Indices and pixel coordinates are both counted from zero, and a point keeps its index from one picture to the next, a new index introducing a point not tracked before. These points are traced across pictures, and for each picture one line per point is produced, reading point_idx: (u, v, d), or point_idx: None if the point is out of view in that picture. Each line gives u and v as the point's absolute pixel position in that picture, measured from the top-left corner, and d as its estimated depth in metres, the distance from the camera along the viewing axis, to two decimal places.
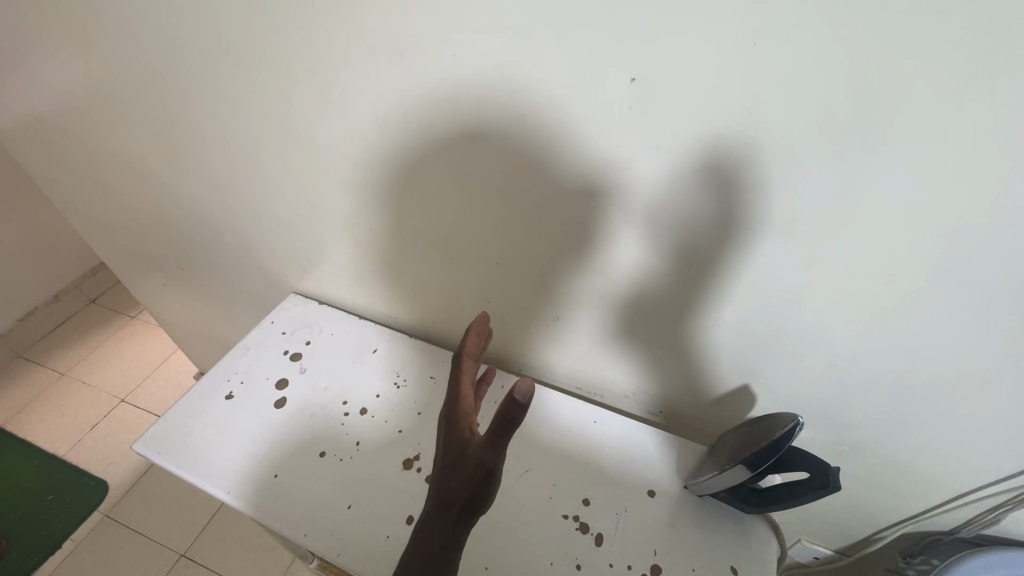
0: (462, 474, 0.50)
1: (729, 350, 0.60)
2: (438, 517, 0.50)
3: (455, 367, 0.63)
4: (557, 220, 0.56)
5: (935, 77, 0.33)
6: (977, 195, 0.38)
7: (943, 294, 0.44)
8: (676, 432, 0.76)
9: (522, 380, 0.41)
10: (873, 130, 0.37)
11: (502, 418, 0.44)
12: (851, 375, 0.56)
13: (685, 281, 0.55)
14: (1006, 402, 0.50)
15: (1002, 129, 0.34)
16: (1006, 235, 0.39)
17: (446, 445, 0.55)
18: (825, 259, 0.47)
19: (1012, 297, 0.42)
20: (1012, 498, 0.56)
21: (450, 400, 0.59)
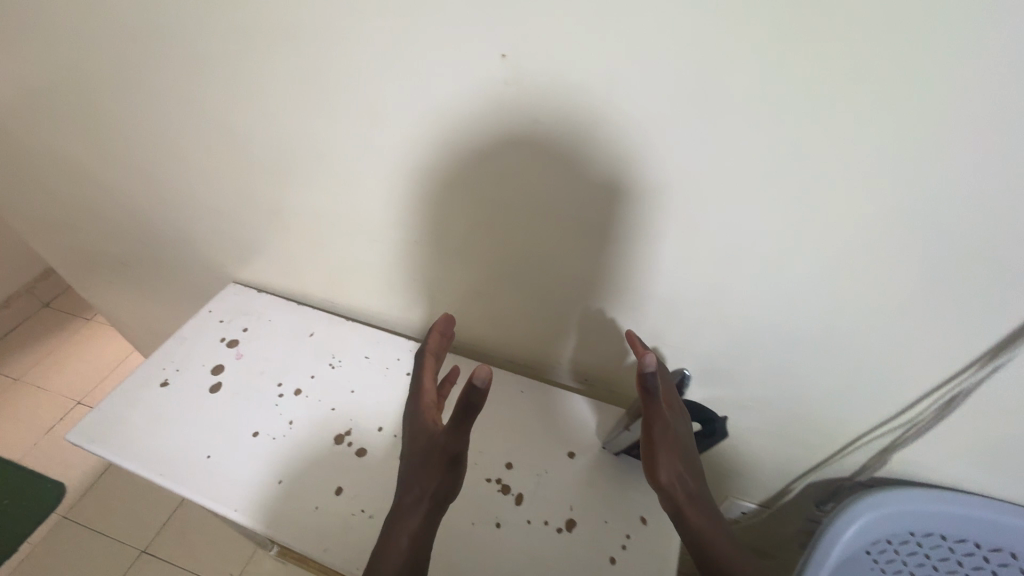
0: (430, 461, 0.55)
1: (637, 314, 0.64)
2: (411, 509, 0.55)
3: (418, 364, 0.69)
4: (465, 193, 0.60)
5: (751, 48, 0.37)
6: (809, 154, 0.42)
7: (804, 249, 0.49)
8: (603, 398, 0.79)
9: (479, 367, 0.48)
10: (712, 95, 0.41)
11: (465, 403, 0.51)
12: (743, 333, 0.60)
13: (584, 240, 0.58)
14: (873, 348, 0.54)
15: (816, 95, 0.38)
16: (839, 189, 0.43)
17: (412, 439, 0.60)
18: (700, 222, 0.50)
19: (857, 247, 0.47)
20: (894, 440, 0.61)
21: (414, 396, 0.66)
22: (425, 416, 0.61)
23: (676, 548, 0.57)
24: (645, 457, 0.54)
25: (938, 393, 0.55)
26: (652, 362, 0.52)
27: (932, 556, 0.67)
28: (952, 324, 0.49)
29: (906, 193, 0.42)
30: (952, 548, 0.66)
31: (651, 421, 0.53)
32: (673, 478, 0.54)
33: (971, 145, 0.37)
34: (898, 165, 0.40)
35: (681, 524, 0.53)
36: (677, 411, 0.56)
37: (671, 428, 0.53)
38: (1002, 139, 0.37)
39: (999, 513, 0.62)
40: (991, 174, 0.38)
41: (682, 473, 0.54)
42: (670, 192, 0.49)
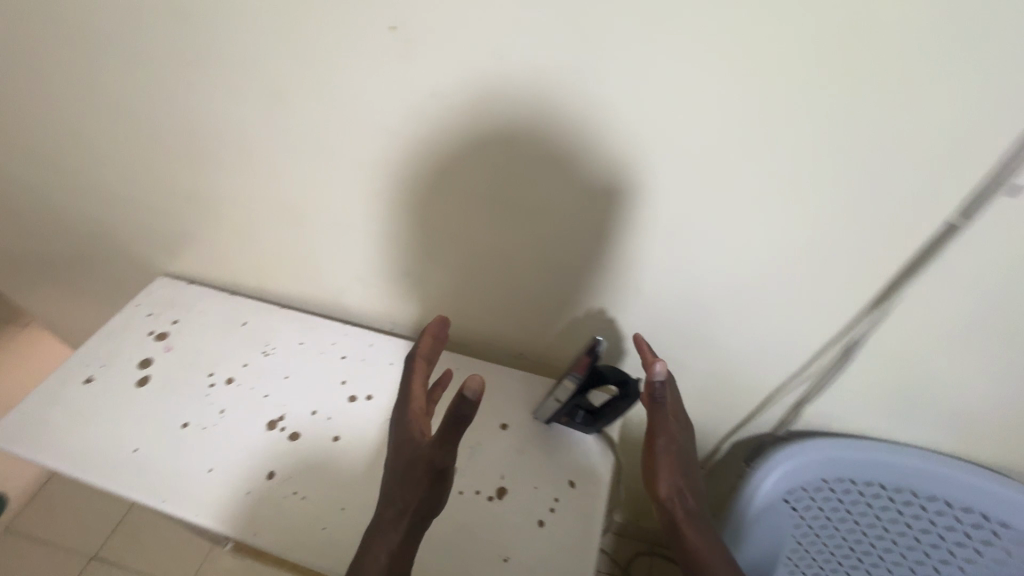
0: (413, 475, 0.54)
1: (558, 284, 0.65)
2: (391, 523, 0.54)
3: (408, 367, 0.67)
4: (380, 167, 0.61)
5: (613, 13, 0.40)
6: (684, 114, 0.45)
7: (699, 210, 0.51)
8: (532, 370, 0.79)
9: (472, 377, 0.47)
10: (588, 60, 0.44)
11: (455, 413, 0.49)
12: (657, 298, 0.62)
13: (497, 206, 0.59)
14: (775, 305, 0.57)
15: (678, 57, 0.41)
16: (718, 148, 0.46)
17: (398, 447, 0.59)
18: (601, 187, 0.52)
19: (744, 205, 0.49)
20: (804, 392, 0.65)
21: (402, 401, 0.64)
22: (412, 426, 0.59)
23: (600, 507, 0.60)
24: (648, 468, 0.60)
25: (835, 340, 0.58)
26: (660, 372, 0.58)
27: (844, 502, 0.70)
28: (842, 273, 0.52)
29: (778, 145, 0.44)
30: (861, 492, 0.68)
31: (655, 432, 0.59)
32: (672, 490, 0.59)
33: (825, 94, 0.40)
34: (765, 121, 0.43)
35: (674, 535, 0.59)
36: (684, 428, 0.62)
37: (674, 442, 0.59)
38: (844, 91, 0.40)
39: (895, 451, 0.65)
40: (847, 121, 0.42)
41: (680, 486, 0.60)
42: (570, 152, 0.51)
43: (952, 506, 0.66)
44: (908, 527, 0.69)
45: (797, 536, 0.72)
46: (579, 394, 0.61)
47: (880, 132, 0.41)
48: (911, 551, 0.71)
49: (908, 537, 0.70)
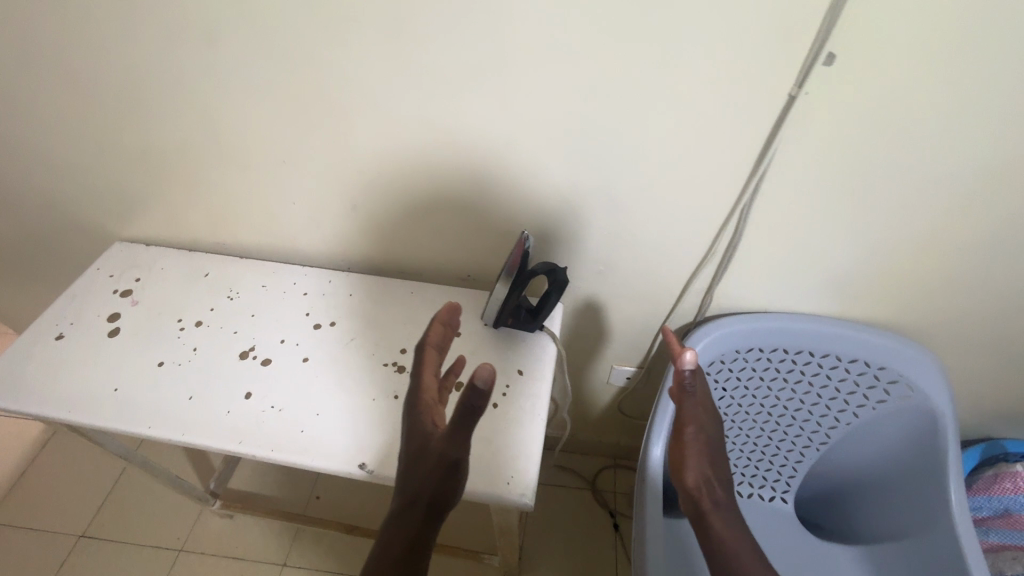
0: (424, 468, 0.58)
1: (492, 198, 0.72)
2: (407, 514, 0.59)
3: (418, 355, 0.67)
4: (313, 101, 0.66)
5: None
6: (568, 15, 0.52)
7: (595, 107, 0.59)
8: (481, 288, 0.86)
9: (482, 368, 0.53)
10: None
11: (467, 405, 0.55)
12: (577, 200, 0.70)
13: (427, 125, 0.65)
14: (675, 194, 0.66)
15: None
16: (601, 46, 0.54)
17: (409, 439, 0.61)
18: (510, 93, 0.60)
19: (632, 99, 0.58)
20: (713, 273, 0.74)
21: (412, 390, 0.64)
22: (425, 418, 0.61)
23: (546, 389, 0.69)
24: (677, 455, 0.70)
25: (729, 221, 0.67)
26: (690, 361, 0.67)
27: (757, 371, 0.81)
28: (724, 157, 0.61)
29: (654, 44, 0.53)
30: (769, 359, 0.80)
31: (684, 422, 0.69)
32: (696, 477, 0.69)
33: None
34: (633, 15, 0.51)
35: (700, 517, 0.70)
36: (713, 422, 0.72)
37: (702, 435, 0.69)
38: None
39: (791, 319, 0.77)
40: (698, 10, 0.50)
41: (706, 476, 0.70)
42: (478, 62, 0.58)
43: (841, 360, 0.78)
44: (811, 386, 0.82)
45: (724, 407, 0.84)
46: (515, 289, 0.68)
47: (724, 18, 0.50)
48: (816, 408, 0.83)
49: (813, 394, 0.82)
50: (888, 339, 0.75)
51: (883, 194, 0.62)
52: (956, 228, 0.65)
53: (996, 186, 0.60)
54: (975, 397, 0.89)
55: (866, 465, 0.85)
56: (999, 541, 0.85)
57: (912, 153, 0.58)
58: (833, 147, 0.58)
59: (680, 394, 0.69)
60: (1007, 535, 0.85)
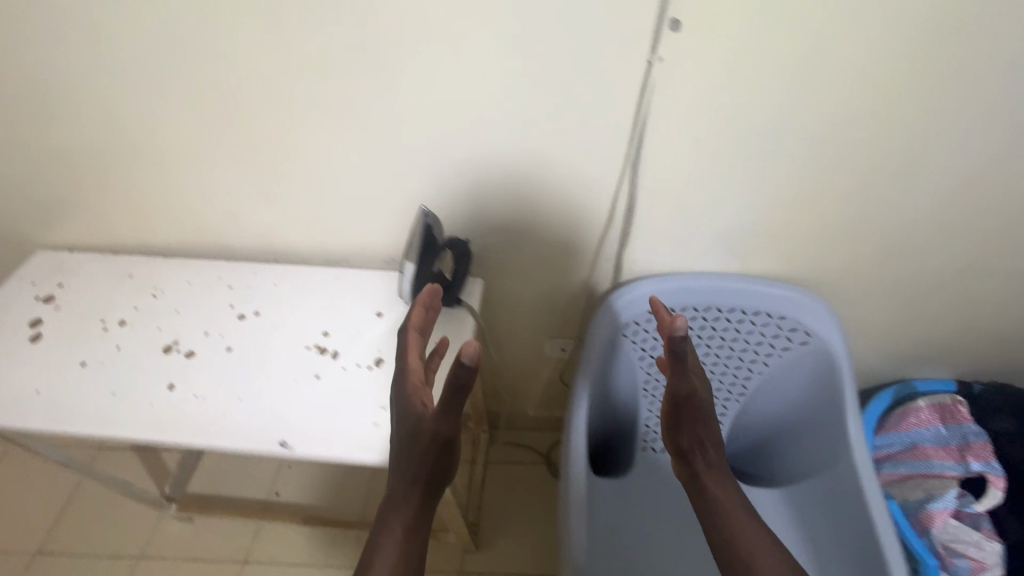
0: (420, 450, 0.58)
1: (400, 179, 0.75)
2: (405, 495, 0.60)
3: (402, 339, 0.67)
4: (212, 93, 0.68)
5: None
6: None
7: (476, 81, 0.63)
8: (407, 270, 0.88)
9: (466, 345, 0.50)
10: None
11: (455, 382, 0.52)
12: (479, 175, 0.73)
13: (324, 108, 0.68)
14: (568, 163, 0.69)
15: None
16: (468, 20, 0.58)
17: (399, 423, 0.60)
18: (396, 71, 0.63)
19: (508, 72, 0.61)
20: (620, 238, 0.78)
21: (400, 372, 0.65)
22: (414, 400, 0.60)
23: None
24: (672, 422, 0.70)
25: (621, 186, 0.71)
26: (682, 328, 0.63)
27: None
28: (604, 124, 0.65)
29: (520, 18, 0.57)
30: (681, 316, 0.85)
31: (680, 389, 0.69)
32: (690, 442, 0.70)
33: None
34: None
35: (695, 478, 0.72)
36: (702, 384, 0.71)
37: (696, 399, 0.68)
38: None
39: (694, 278, 0.81)
40: None
41: (699, 439, 0.71)
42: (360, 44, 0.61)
43: (746, 313, 0.83)
44: (724, 339, 0.86)
45: (645, 368, 0.90)
46: (429, 275, 0.70)
47: None
48: (729, 361, 0.88)
49: (727, 348, 0.87)
50: (783, 288, 0.81)
51: (756, 151, 0.68)
52: (821, 175, 0.70)
53: (849, 136, 0.66)
54: (877, 337, 0.95)
55: (782, 411, 0.90)
56: (907, 471, 0.90)
57: (773, 110, 0.64)
58: (704, 109, 0.63)
59: (675, 361, 0.69)
60: (914, 465, 0.90)
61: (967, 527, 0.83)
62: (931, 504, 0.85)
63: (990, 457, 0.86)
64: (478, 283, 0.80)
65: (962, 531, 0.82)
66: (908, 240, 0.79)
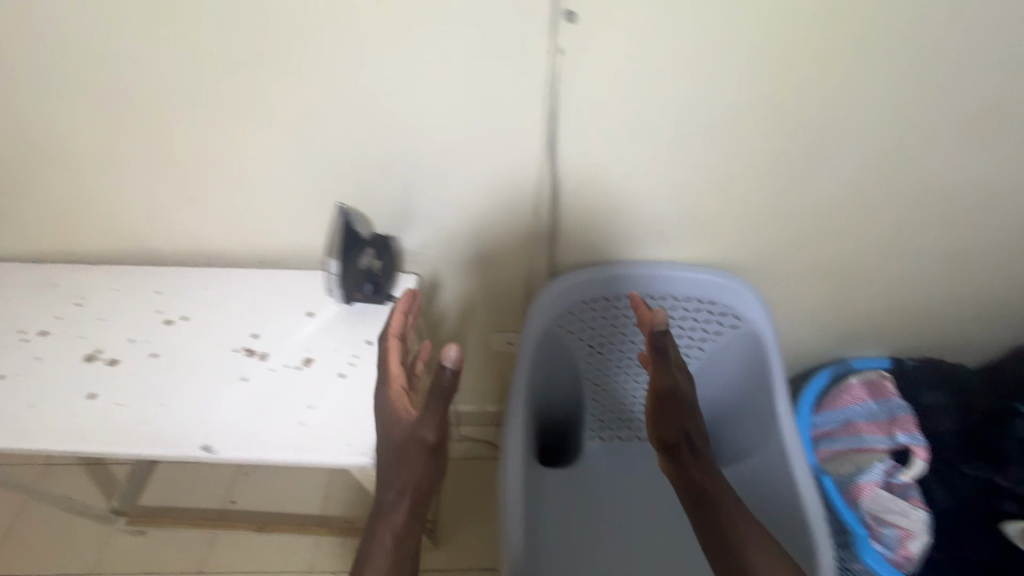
0: (409, 457, 0.59)
1: (325, 179, 0.74)
2: (394, 505, 0.60)
3: (382, 345, 0.69)
4: (124, 95, 0.67)
5: None
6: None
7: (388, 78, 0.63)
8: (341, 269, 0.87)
9: (449, 350, 0.53)
10: None
11: None
12: (403, 172, 0.73)
13: (240, 109, 0.67)
14: (488, 157, 0.70)
15: None
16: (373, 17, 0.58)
17: (383, 431, 0.61)
18: (308, 69, 0.63)
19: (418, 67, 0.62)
20: (550, 230, 0.79)
21: (381, 378, 0.66)
22: (398, 406, 0.62)
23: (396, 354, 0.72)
24: (657, 414, 0.72)
25: (544, 179, 0.72)
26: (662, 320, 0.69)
27: (606, 318, 0.88)
28: (518, 117, 0.66)
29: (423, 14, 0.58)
30: (616, 305, 0.87)
31: (663, 384, 0.70)
32: (678, 433, 0.71)
33: None
34: None
35: (684, 473, 0.71)
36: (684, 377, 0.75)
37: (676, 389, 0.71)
38: None
39: (625, 267, 0.83)
40: None
41: (685, 431, 0.72)
42: (269, 42, 0.61)
43: (678, 299, 0.86)
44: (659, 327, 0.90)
45: (585, 357, 0.93)
46: (353, 270, 0.71)
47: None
48: None
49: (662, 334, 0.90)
50: (709, 274, 0.84)
51: (671, 140, 0.69)
52: (735, 161, 0.73)
53: (758, 122, 0.68)
54: (810, 320, 0.98)
55: (718, 395, 0.92)
56: (840, 447, 0.93)
57: (682, 98, 0.65)
58: (615, 99, 0.64)
59: (656, 357, 0.71)
60: (847, 440, 0.93)
61: (893, 497, 0.86)
62: (861, 477, 0.89)
63: (914, 428, 0.88)
64: (411, 279, 0.80)
65: (890, 501, 0.85)
66: (827, 223, 0.82)
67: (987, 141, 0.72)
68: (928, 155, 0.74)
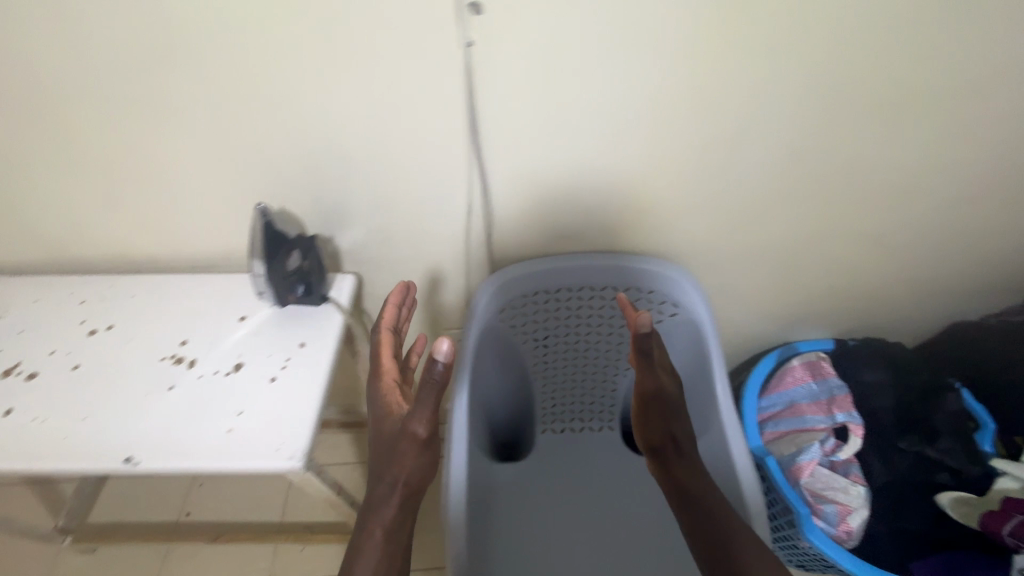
0: (402, 451, 0.62)
1: (250, 180, 0.73)
2: (384, 499, 0.62)
3: (375, 339, 0.74)
4: (23, 101, 0.64)
5: None
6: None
7: (301, 79, 0.62)
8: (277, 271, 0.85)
9: (440, 343, 0.58)
10: None
11: (429, 379, 0.58)
12: (330, 171, 0.72)
13: (151, 113, 0.65)
14: (415, 154, 0.69)
15: None
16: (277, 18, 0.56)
17: (377, 423, 0.67)
18: (217, 71, 0.61)
19: (332, 68, 0.61)
20: (486, 224, 0.79)
21: (374, 371, 0.72)
22: (391, 398, 0.67)
23: (329, 356, 0.71)
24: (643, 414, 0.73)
25: (474, 174, 0.72)
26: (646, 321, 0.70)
27: (547, 310, 0.89)
28: (440, 114, 0.65)
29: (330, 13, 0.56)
30: (558, 298, 0.88)
31: (647, 386, 0.72)
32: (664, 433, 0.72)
33: None
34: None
35: (670, 474, 0.71)
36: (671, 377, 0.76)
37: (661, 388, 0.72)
38: None
39: (563, 260, 0.85)
40: None
41: (671, 432, 0.72)
42: (171, 45, 0.59)
43: (618, 290, 0.88)
44: (602, 318, 0.91)
45: (531, 352, 0.93)
46: (280, 271, 0.69)
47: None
48: (609, 338, 0.93)
49: (605, 325, 0.92)
50: (645, 264, 0.85)
51: (597, 134, 0.69)
52: (663, 153, 0.73)
53: (682, 115, 0.69)
54: (752, 305, 1.00)
55: None
56: (784, 428, 0.96)
57: (604, 93, 0.65)
58: (539, 93, 0.64)
59: (641, 358, 0.71)
60: (790, 422, 0.96)
61: (833, 473, 0.89)
62: (801, 457, 0.91)
63: (851, 407, 0.93)
64: (348, 279, 0.79)
65: (832, 479, 0.88)
66: (764, 210, 0.83)
67: (906, 130, 0.74)
68: (853, 145, 0.75)
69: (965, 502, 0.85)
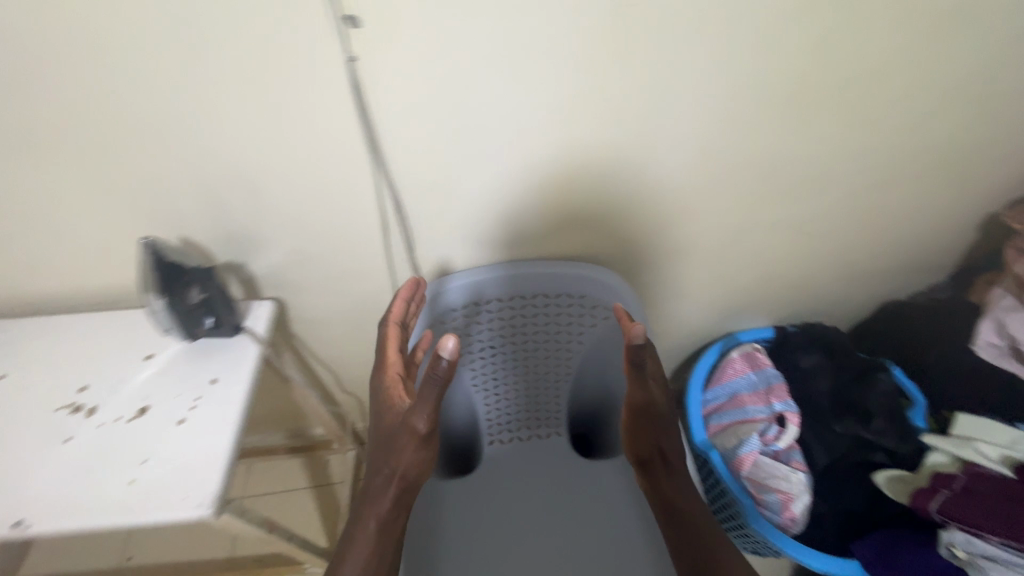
0: (403, 446, 0.60)
1: (145, 213, 0.68)
2: (381, 492, 0.61)
3: (382, 331, 0.72)
4: None
5: None
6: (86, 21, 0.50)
7: (182, 107, 0.58)
8: None
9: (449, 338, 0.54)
10: None
11: (433, 379, 0.54)
12: (232, 197, 0.68)
13: (20, 152, 0.60)
14: (319, 175, 0.67)
15: None
16: (142, 47, 0.52)
17: (379, 415, 0.65)
18: (86, 103, 0.56)
19: (213, 93, 0.57)
20: (406, 239, 0.77)
21: (380, 365, 0.69)
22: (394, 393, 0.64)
23: (241, 391, 0.67)
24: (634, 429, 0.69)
25: (384, 191, 0.70)
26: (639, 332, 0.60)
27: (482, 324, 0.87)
28: (339, 135, 0.62)
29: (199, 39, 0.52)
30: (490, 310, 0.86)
31: (636, 400, 0.67)
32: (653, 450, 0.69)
33: None
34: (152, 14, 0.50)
35: (657, 489, 0.70)
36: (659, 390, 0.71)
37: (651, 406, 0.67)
38: None
39: (489, 271, 0.82)
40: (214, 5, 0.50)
41: (659, 447, 0.70)
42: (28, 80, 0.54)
43: (550, 296, 0.86)
44: (538, 326, 0.90)
45: (469, 365, 0.91)
46: (181, 306, 0.65)
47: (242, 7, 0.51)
48: (547, 345, 0.91)
49: (541, 332, 0.90)
50: (574, 270, 0.84)
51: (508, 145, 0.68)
52: (578, 160, 0.72)
53: (591, 122, 0.68)
54: (689, 299, 1.01)
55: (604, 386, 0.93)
56: (727, 420, 0.97)
57: (508, 105, 0.63)
58: (440, 108, 0.62)
59: (635, 372, 0.64)
60: (733, 414, 0.96)
61: (772, 463, 0.89)
62: (742, 448, 0.92)
63: (787, 397, 0.94)
64: (266, 306, 0.76)
65: (773, 468, 0.89)
66: (688, 208, 0.83)
67: (814, 125, 0.75)
68: (765, 142, 0.75)
69: (900, 480, 0.86)
